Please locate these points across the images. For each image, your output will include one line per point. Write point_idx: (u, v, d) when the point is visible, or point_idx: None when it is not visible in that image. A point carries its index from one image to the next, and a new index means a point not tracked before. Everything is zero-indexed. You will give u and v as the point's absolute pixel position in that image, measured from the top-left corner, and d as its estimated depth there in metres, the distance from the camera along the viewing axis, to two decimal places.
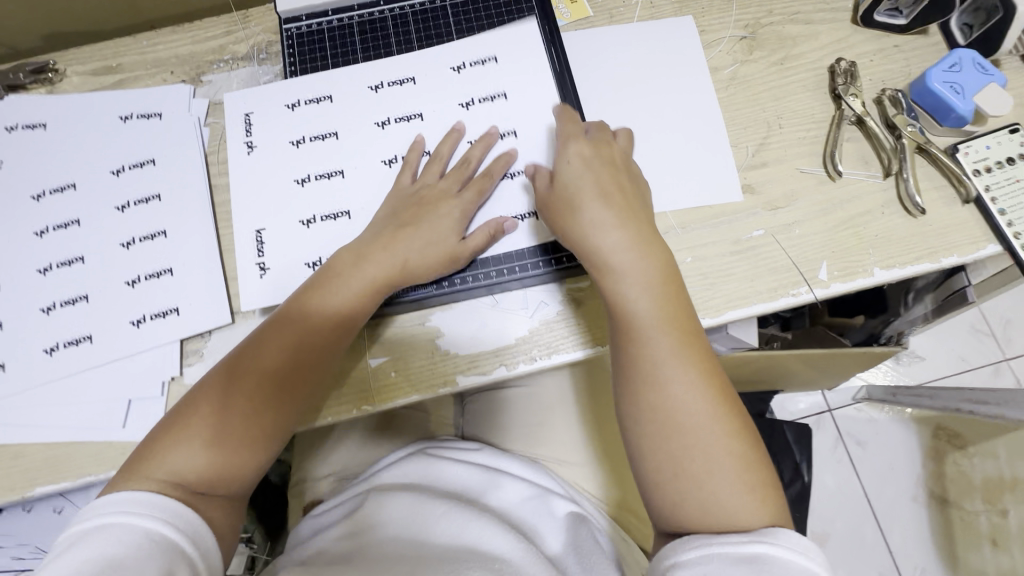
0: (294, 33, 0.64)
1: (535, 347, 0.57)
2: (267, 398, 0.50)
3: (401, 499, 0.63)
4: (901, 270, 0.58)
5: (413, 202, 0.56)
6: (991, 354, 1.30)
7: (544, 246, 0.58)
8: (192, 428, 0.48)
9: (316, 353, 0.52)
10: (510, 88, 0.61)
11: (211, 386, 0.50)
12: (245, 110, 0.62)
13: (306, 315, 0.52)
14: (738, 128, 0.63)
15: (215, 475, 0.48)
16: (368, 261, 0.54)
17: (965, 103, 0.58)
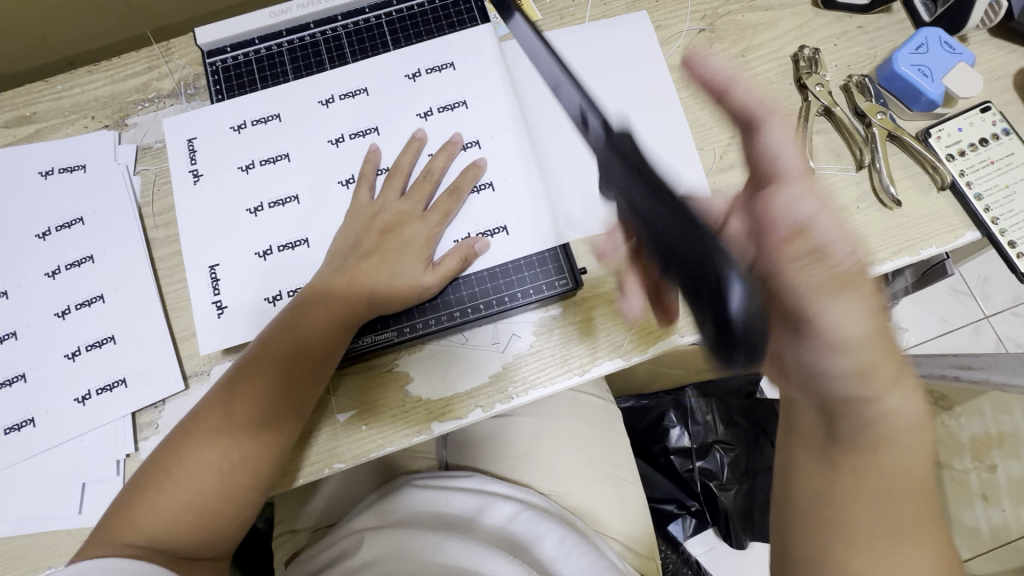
0: (219, 66, 0.59)
1: (511, 384, 0.54)
2: (242, 456, 0.47)
3: (390, 540, 0.62)
4: (881, 266, 0.56)
5: (376, 229, 0.53)
6: (971, 313, 1.30)
7: (510, 279, 0.54)
8: (165, 490, 0.46)
9: (290, 399, 0.49)
10: (471, 96, 0.58)
11: (181, 444, 0.48)
12: (188, 137, 0.58)
13: (272, 363, 0.49)
14: (703, 129, 0.60)
15: (193, 535, 0.46)
16: (334, 300, 0.51)
17: (935, 87, 0.56)
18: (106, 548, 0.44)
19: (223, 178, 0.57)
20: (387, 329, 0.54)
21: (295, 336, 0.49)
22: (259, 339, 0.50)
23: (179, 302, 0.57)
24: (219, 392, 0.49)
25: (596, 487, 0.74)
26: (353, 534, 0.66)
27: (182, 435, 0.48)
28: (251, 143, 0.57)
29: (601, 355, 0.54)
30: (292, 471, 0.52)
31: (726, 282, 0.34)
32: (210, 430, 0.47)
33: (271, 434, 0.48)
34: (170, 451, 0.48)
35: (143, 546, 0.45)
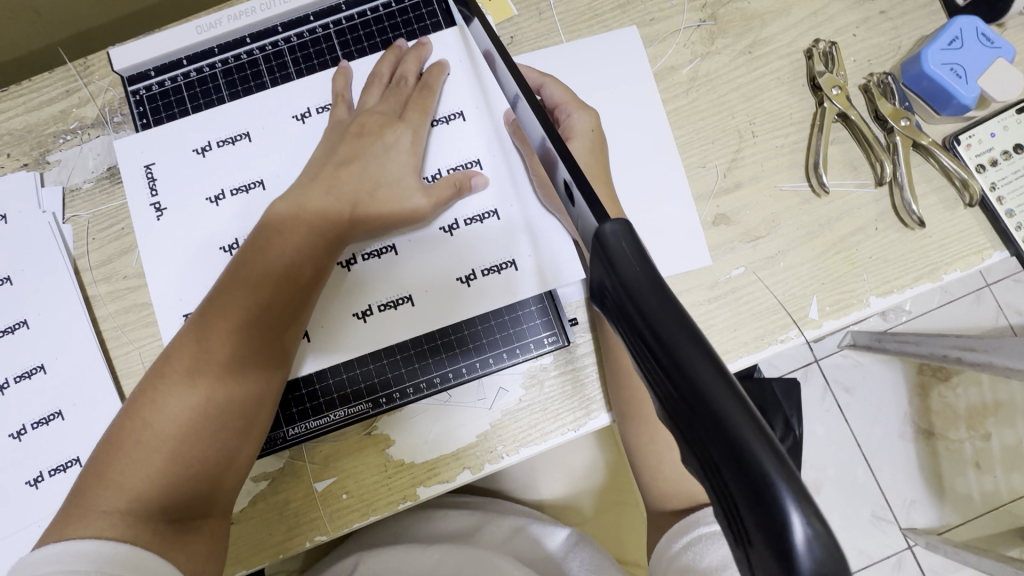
0: (143, 95, 0.52)
1: (502, 441, 0.50)
2: (230, 400, 0.43)
3: (388, 559, 0.59)
4: (900, 295, 0.51)
5: (353, 134, 0.49)
6: (973, 283, 1.24)
7: (511, 330, 0.50)
8: (146, 444, 0.42)
9: (277, 341, 0.46)
10: (467, 106, 0.52)
11: (156, 394, 0.43)
12: (144, 161, 0.51)
13: (252, 290, 0.45)
14: (705, 143, 0.53)
15: (182, 495, 0.42)
16: (307, 209, 0.47)
17: (968, 89, 0.49)
18: (77, 532, 0.39)
19: (167, 225, 0.50)
20: (367, 392, 0.50)
21: (271, 274, 0.45)
22: (221, 280, 0.46)
23: (130, 368, 0.51)
24: (190, 333, 0.44)
25: (604, 510, 0.69)
26: (352, 553, 0.63)
27: (146, 395, 0.43)
28: (216, 169, 0.51)
29: (597, 409, 0.50)
30: (271, 547, 0.49)
31: (769, 499, 0.15)
32: (183, 391, 0.43)
33: (253, 378, 0.45)
34: (136, 415, 0.43)
35: (124, 521, 0.40)
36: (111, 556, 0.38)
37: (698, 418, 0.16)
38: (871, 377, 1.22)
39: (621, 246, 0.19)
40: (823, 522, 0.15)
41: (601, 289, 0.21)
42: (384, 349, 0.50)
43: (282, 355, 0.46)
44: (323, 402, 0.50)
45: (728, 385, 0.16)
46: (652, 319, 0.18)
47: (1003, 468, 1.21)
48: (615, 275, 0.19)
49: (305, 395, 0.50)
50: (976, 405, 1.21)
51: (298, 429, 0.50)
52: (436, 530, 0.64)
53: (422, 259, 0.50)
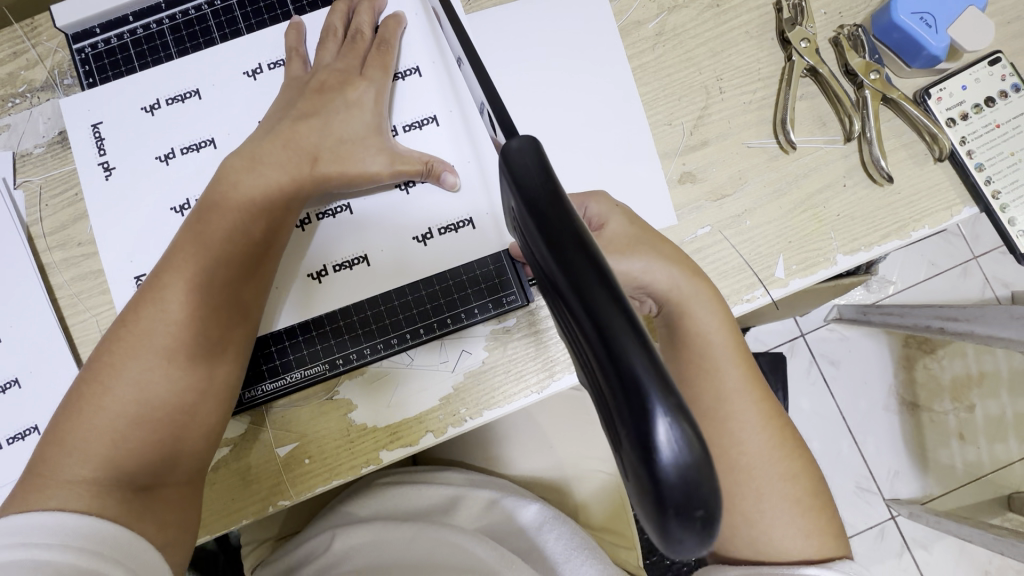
0: (89, 53, 0.50)
1: (465, 404, 0.49)
2: (194, 359, 0.42)
3: (356, 534, 0.58)
4: (867, 253, 0.50)
5: (312, 90, 0.48)
6: (959, 254, 1.23)
7: (473, 290, 0.49)
8: (108, 408, 0.41)
9: (241, 300, 0.45)
10: (424, 62, 0.51)
11: (116, 356, 0.42)
12: (93, 122, 0.50)
13: (211, 246, 0.43)
14: (671, 100, 0.52)
15: (149, 461, 0.41)
16: (264, 162, 0.46)
17: (938, 39, 0.48)
18: (40, 502, 0.38)
19: (122, 189, 0.49)
20: (323, 355, 0.49)
21: (229, 229, 0.44)
22: (178, 238, 0.45)
23: (87, 336, 0.50)
24: (148, 292, 0.43)
25: (578, 479, 0.69)
26: (323, 531, 0.61)
27: (105, 358, 0.42)
28: (166, 128, 0.49)
29: (560, 371, 0.49)
30: (233, 513, 0.49)
31: (645, 401, 0.17)
32: (146, 353, 0.42)
33: (219, 337, 0.43)
34: (95, 379, 0.41)
35: (90, 490, 0.39)
36: (78, 530, 0.37)
37: (591, 328, 0.18)
38: (855, 350, 1.22)
39: (523, 160, 0.21)
40: (692, 423, 0.17)
41: (514, 208, 0.22)
42: (340, 311, 0.49)
43: (247, 315, 0.45)
44: (280, 364, 0.49)
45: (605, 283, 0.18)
46: (553, 236, 0.20)
47: (986, 439, 1.21)
48: (521, 194, 0.21)
49: (263, 358, 0.49)
50: (960, 377, 1.21)
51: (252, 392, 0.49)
52: (409, 507, 0.62)
53: (379, 218, 0.50)
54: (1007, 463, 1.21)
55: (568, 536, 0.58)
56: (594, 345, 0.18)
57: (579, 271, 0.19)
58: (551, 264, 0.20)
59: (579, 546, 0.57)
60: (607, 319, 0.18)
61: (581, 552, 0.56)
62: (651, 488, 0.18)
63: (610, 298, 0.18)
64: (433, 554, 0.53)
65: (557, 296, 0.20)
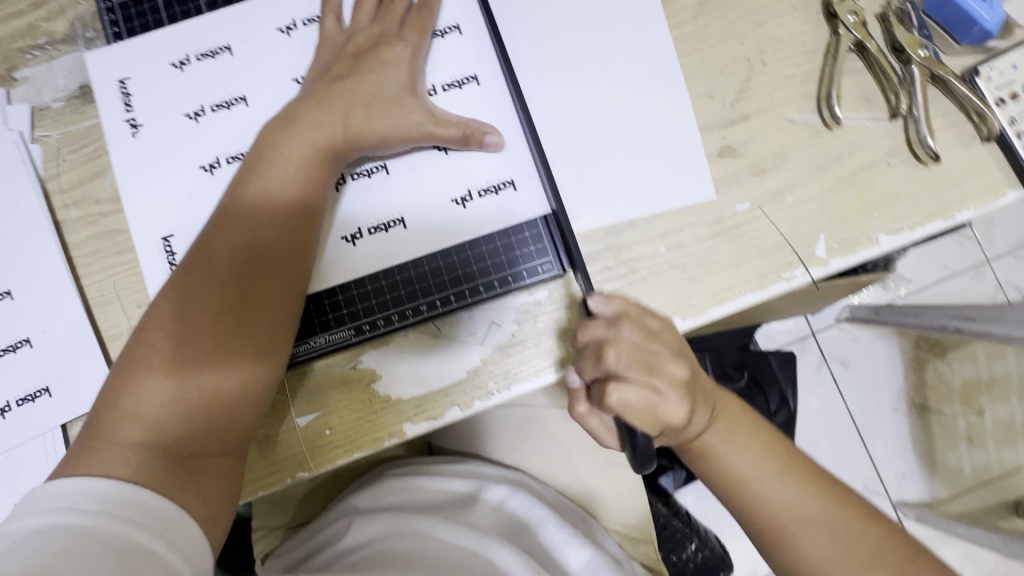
0: (116, 3, 0.49)
1: (492, 377, 0.48)
2: (236, 323, 0.41)
3: (370, 525, 0.55)
4: (910, 233, 0.49)
5: (348, 53, 0.47)
6: (973, 256, 1.22)
7: (511, 257, 0.48)
8: (153, 371, 0.40)
9: (282, 262, 0.43)
10: (464, 21, 0.49)
11: (160, 319, 0.41)
12: (119, 77, 0.48)
13: (250, 209, 0.43)
14: (712, 72, 0.50)
15: (194, 428, 0.40)
16: (302, 125, 0.45)
17: (992, 14, 0.47)
18: (91, 468, 0.37)
19: (146, 146, 0.48)
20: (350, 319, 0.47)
21: (268, 192, 0.43)
22: (221, 203, 0.44)
23: (102, 297, 0.48)
24: (194, 255, 0.43)
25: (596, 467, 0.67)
26: (341, 517, 0.59)
27: (153, 322, 0.41)
28: (195, 84, 0.48)
29: None
30: (250, 485, 0.47)
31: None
32: (195, 317, 0.40)
33: (260, 304, 0.42)
34: (142, 345, 0.41)
35: (139, 456, 0.38)
36: (120, 499, 0.36)
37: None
38: (868, 350, 1.21)
39: None
40: None
41: None
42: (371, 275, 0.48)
43: (288, 279, 0.43)
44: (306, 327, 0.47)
45: None
46: None
47: (996, 443, 1.20)
48: None
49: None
50: (971, 381, 1.21)
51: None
52: (427, 495, 0.60)
53: (414, 180, 0.48)
54: None
55: (595, 550, 0.54)
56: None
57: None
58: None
59: (603, 552, 0.55)
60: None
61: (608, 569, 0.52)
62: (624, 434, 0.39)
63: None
64: (452, 549, 0.51)
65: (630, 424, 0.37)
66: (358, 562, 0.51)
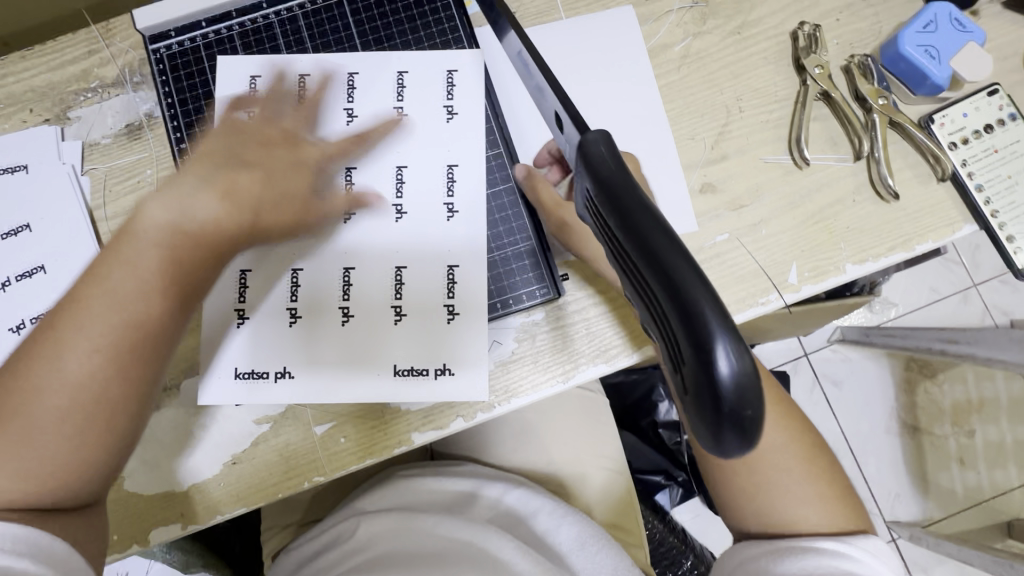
0: (164, 54, 0.55)
1: (494, 392, 0.52)
2: (104, 385, 0.38)
3: (379, 521, 0.60)
4: (874, 263, 0.54)
5: (269, 130, 0.48)
6: (959, 281, 1.27)
7: (516, 291, 0.53)
8: (22, 411, 0.37)
9: (153, 330, 0.40)
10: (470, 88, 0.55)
11: (29, 360, 0.38)
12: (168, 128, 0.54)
13: (117, 272, 0.39)
14: (694, 117, 0.56)
15: (61, 476, 0.38)
16: (204, 179, 0.43)
17: (941, 70, 0.52)
18: None
19: None
20: (339, 355, 0.51)
21: (146, 259, 0.40)
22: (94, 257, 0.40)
23: None
24: (64, 304, 0.39)
25: (591, 475, 0.71)
26: (348, 518, 0.63)
27: (21, 368, 0.38)
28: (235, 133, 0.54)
29: (584, 363, 0.52)
30: (270, 488, 0.51)
31: (706, 339, 0.18)
32: (63, 370, 0.38)
33: (123, 374, 0.39)
34: (10, 384, 0.38)
35: (1, 506, 0.36)
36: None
37: (638, 251, 0.20)
38: (859, 370, 1.25)
39: (599, 149, 0.22)
40: (745, 346, 0.18)
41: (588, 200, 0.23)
42: (353, 317, 0.51)
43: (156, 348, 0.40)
44: (296, 363, 0.51)
45: (683, 252, 0.19)
46: (627, 211, 0.21)
47: (986, 464, 1.23)
48: (593, 176, 0.22)
49: (272, 360, 0.51)
50: (960, 402, 1.24)
51: (267, 376, 0.51)
52: (429, 495, 0.64)
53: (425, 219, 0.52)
54: (1006, 489, 1.22)
55: (582, 526, 0.61)
56: (631, 255, 0.20)
57: (629, 209, 0.21)
58: (604, 207, 0.22)
59: (593, 536, 0.60)
60: (657, 245, 0.19)
61: (597, 543, 0.59)
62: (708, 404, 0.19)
63: (663, 234, 0.20)
64: (456, 541, 0.55)
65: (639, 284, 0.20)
66: (371, 557, 0.55)
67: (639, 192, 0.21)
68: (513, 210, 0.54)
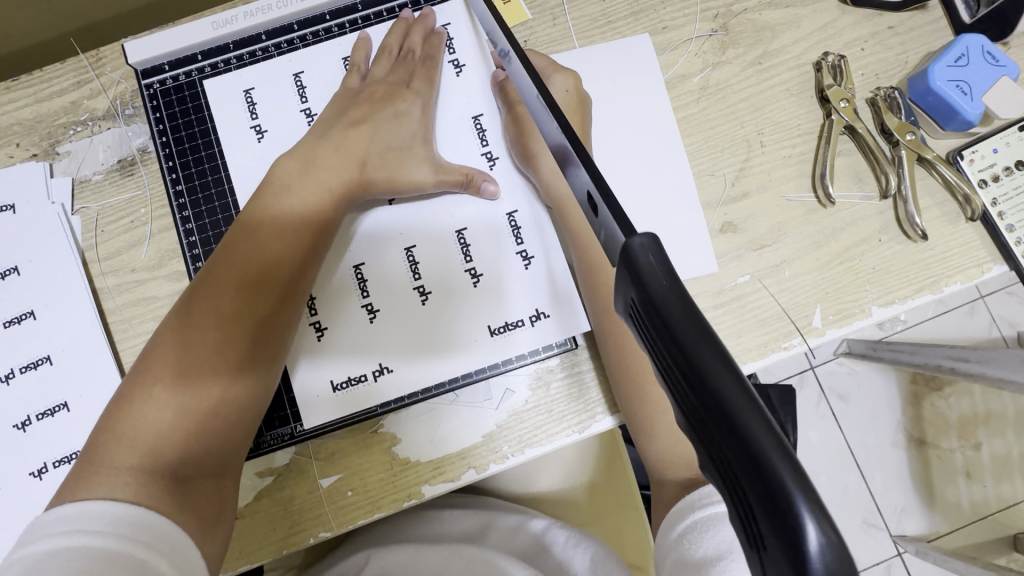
0: (158, 89, 0.53)
1: (507, 441, 0.50)
2: (240, 354, 0.44)
3: (389, 554, 0.58)
4: (901, 305, 0.52)
5: (364, 100, 0.51)
6: (968, 294, 1.25)
7: (531, 337, 0.51)
8: (163, 389, 0.42)
9: (277, 306, 0.45)
10: (486, 109, 0.53)
11: (167, 339, 0.44)
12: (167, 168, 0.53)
13: (247, 254, 0.45)
14: (714, 152, 0.53)
15: (194, 449, 0.42)
16: (316, 167, 0.48)
17: (973, 106, 0.50)
18: (89, 491, 0.39)
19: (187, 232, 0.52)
20: (406, 338, 0.51)
21: (269, 243, 0.46)
22: (221, 250, 0.46)
23: None
24: (197, 288, 0.45)
25: (606, 510, 0.69)
26: (359, 551, 0.61)
27: (157, 350, 0.43)
28: (235, 170, 0.53)
29: (601, 412, 0.50)
30: (275, 544, 0.49)
31: (788, 506, 0.16)
32: (197, 345, 0.43)
33: (257, 346, 0.45)
34: (147, 369, 0.43)
35: (137, 479, 0.39)
36: (123, 519, 0.37)
37: (708, 407, 0.18)
38: (867, 385, 1.23)
39: (647, 259, 0.20)
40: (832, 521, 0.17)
41: (632, 311, 0.21)
42: (431, 294, 0.51)
43: (281, 325, 0.46)
44: (378, 353, 0.51)
45: (750, 399, 0.18)
46: (683, 341, 0.19)
47: (993, 478, 1.22)
48: (641, 291, 0.20)
49: (360, 361, 0.51)
50: (967, 416, 1.22)
51: (364, 378, 0.51)
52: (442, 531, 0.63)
53: (436, 258, 0.51)
54: (1012, 503, 1.22)
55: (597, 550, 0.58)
56: (699, 410, 0.18)
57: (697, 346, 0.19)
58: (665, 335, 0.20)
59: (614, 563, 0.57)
60: (734, 398, 0.18)
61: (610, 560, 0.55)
62: None
63: (728, 376, 0.18)
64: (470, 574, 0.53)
65: (700, 426, 0.19)
66: None
67: (697, 315, 0.19)
68: (527, 240, 0.52)
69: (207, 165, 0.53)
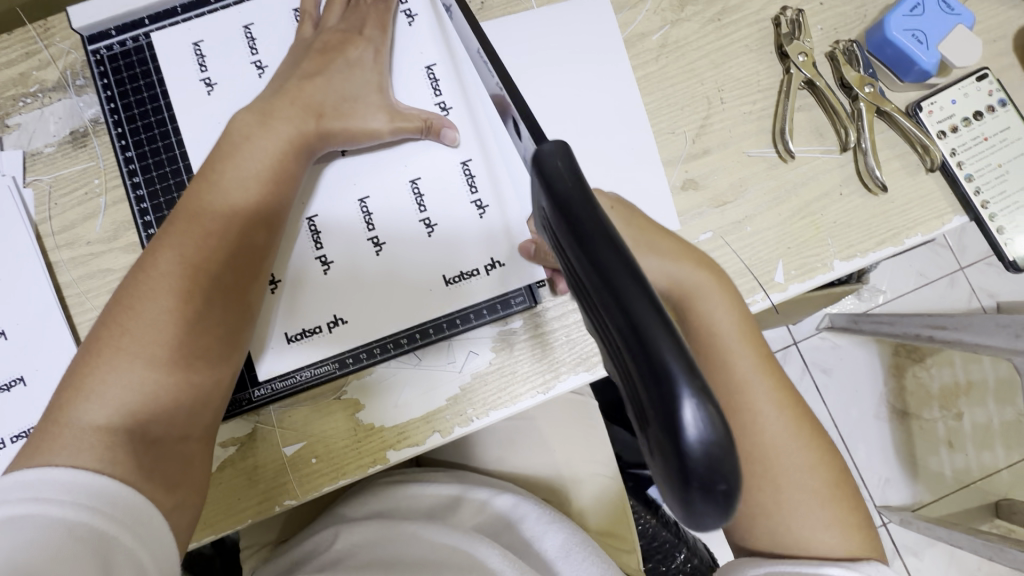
0: (105, 55, 0.52)
1: (471, 404, 0.50)
2: (207, 306, 0.42)
3: (359, 528, 0.57)
4: (863, 258, 0.52)
5: (316, 50, 0.50)
6: (946, 265, 1.26)
7: (489, 293, 0.50)
8: (127, 345, 0.40)
9: (243, 255, 0.44)
10: (439, 58, 0.52)
11: (130, 293, 0.42)
12: (119, 137, 0.52)
13: (209, 204, 0.44)
14: (675, 110, 0.53)
15: (161, 407, 0.40)
16: (275, 118, 0.47)
17: (929, 56, 0.50)
18: (53, 452, 0.37)
19: (142, 202, 0.51)
20: (361, 291, 0.50)
21: (233, 193, 0.45)
22: (184, 201, 0.45)
23: None
24: (160, 240, 0.43)
25: (579, 478, 0.69)
26: (330, 526, 0.61)
27: (121, 308, 0.41)
28: (188, 134, 0.52)
29: (565, 371, 0.50)
30: (238, 512, 0.49)
31: (672, 391, 0.19)
32: (162, 298, 0.41)
33: (225, 297, 0.43)
34: (111, 325, 0.41)
35: (104, 442, 0.38)
36: (86, 490, 0.36)
37: (602, 288, 0.20)
38: (849, 358, 1.23)
39: (555, 164, 0.23)
40: (716, 409, 0.19)
41: (546, 212, 0.24)
42: (385, 245, 0.50)
43: (248, 276, 0.45)
44: (333, 304, 0.50)
45: (638, 283, 0.20)
46: (584, 233, 0.22)
47: (974, 446, 1.23)
48: (552, 192, 0.23)
49: (314, 314, 0.50)
50: (948, 385, 1.23)
51: (319, 330, 0.50)
52: (411, 505, 0.61)
53: (393, 213, 0.50)
54: (994, 470, 1.23)
55: (568, 532, 0.58)
56: (600, 295, 0.21)
57: (615, 278, 0.20)
58: (584, 268, 0.21)
59: (580, 543, 0.57)
60: (621, 287, 0.20)
61: (583, 547, 0.57)
62: (676, 463, 0.19)
63: (620, 265, 0.20)
64: (438, 552, 0.53)
65: (596, 311, 0.21)
66: (350, 567, 0.53)
67: (597, 213, 0.22)
68: (483, 190, 0.51)
69: (158, 132, 0.52)
